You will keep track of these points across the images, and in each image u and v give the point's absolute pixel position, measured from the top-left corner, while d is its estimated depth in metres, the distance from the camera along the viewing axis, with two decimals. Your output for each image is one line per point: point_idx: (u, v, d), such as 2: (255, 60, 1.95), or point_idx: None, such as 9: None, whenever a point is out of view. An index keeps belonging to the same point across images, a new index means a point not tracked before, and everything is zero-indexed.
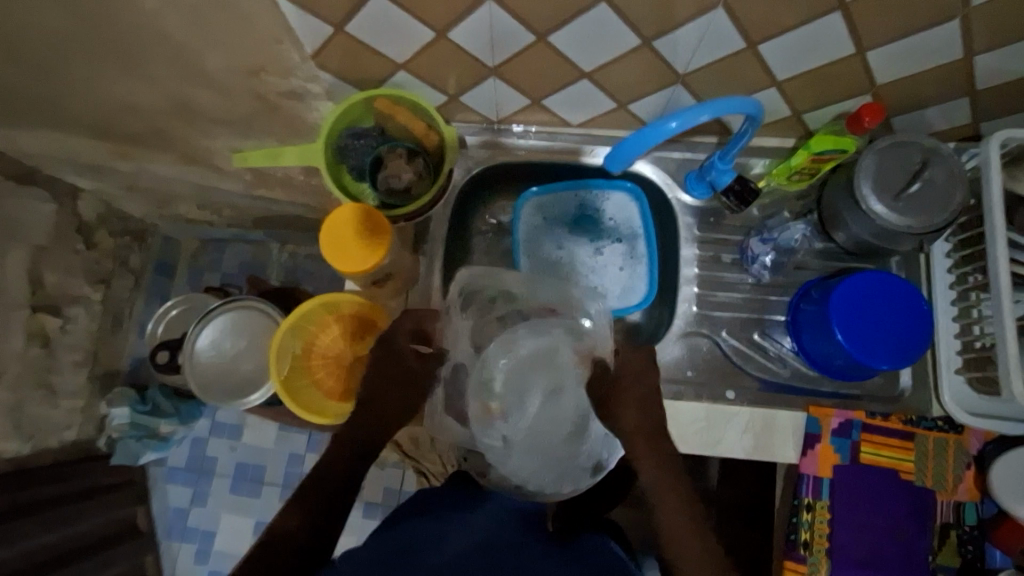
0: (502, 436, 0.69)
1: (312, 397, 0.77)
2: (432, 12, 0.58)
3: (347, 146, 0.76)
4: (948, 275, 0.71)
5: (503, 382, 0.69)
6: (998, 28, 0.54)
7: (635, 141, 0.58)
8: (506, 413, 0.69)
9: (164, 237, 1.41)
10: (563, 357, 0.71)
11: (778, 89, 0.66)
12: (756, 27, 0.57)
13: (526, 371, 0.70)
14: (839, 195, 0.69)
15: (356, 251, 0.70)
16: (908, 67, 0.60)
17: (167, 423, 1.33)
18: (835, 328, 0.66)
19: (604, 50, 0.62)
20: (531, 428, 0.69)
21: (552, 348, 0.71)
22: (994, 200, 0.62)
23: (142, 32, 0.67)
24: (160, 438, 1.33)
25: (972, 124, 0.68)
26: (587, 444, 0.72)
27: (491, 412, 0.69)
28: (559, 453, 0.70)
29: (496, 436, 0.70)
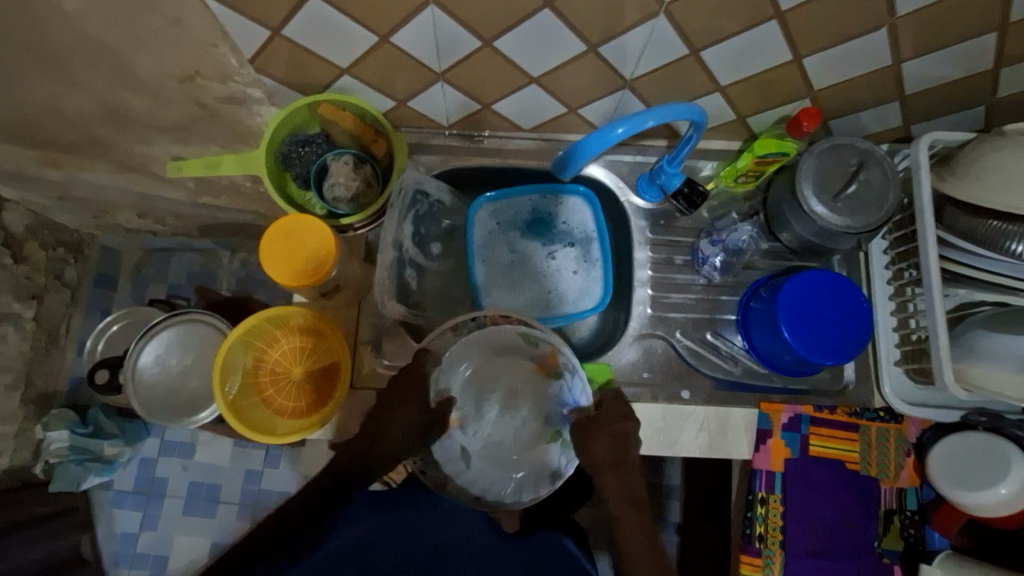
0: (460, 447, 0.70)
1: (261, 417, 0.71)
2: (372, 17, 0.56)
3: (291, 154, 0.74)
4: (886, 271, 0.74)
5: (461, 394, 0.71)
6: (920, 38, 0.57)
7: (587, 146, 0.58)
8: (464, 422, 0.70)
9: (103, 247, 1.34)
10: (520, 365, 0.72)
11: (723, 94, 0.67)
12: (698, 34, 0.58)
13: (485, 383, 0.71)
14: (781, 197, 0.71)
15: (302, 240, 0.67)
16: (842, 73, 0.62)
17: (111, 444, 1.26)
18: (782, 326, 0.68)
19: (551, 56, 0.61)
20: (489, 438, 0.70)
21: (508, 358, 0.72)
22: (925, 200, 0.65)
23: (63, 35, 0.63)
24: (103, 461, 1.26)
25: (903, 126, 0.71)
26: (545, 453, 0.70)
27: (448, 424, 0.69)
28: (517, 463, 0.69)
29: (452, 446, 0.70)
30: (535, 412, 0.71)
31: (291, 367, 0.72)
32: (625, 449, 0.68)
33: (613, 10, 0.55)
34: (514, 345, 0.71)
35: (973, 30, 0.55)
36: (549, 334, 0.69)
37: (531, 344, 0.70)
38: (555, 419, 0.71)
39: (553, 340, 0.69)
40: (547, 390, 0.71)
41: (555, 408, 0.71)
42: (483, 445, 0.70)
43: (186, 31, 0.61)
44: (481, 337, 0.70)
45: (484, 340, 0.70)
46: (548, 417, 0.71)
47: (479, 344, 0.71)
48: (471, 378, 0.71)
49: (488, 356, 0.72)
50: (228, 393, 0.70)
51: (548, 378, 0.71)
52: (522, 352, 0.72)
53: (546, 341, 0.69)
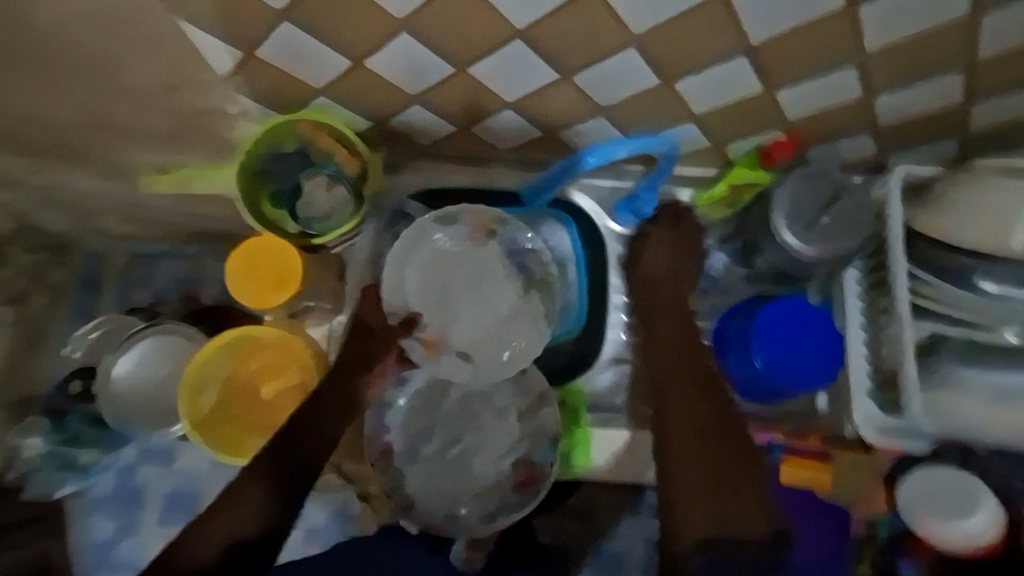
0: (456, 355, 0.70)
1: (229, 439, 0.70)
2: (347, 42, 0.57)
3: (265, 171, 0.71)
4: (860, 299, 0.73)
5: (431, 314, 0.70)
6: (891, 73, 0.57)
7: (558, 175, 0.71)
8: (443, 330, 0.70)
9: (88, 251, 1.23)
10: (471, 258, 0.72)
11: (699, 122, 0.67)
12: (672, 65, 0.58)
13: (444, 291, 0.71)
14: (755, 223, 0.71)
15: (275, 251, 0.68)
16: (816, 105, 0.62)
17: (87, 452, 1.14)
18: (756, 355, 0.69)
19: (526, 82, 0.62)
20: (485, 331, 0.70)
21: (452, 257, 0.72)
22: (897, 231, 0.64)
23: (28, 56, 0.60)
24: (78, 469, 1.14)
25: (877, 156, 0.71)
26: (505, 473, 0.69)
27: (434, 337, 0.70)
28: (507, 338, 0.71)
29: (450, 358, 0.70)
30: (498, 424, 0.71)
31: (263, 387, 0.71)
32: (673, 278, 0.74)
33: (585, 39, 0.55)
34: (449, 238, 0.72)
35: (942, 67, 0.56)
36: (460, 209, 0.74)
37: (454, 223, 0.73)
38: (533, 283, 0.73)
39: (466, 209, 0.73)
40: (493, 252, 0.73)
41: (522, 426, 0.71)
42: (480, 344, 0.70)
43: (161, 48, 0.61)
44: (409, 253, 0.71)
45: (413, 254, 0.71)
46: (509, 428, 0.71)
47: (414, 253, 0.71)
48: (426, 295, 0.70)
49: (433, 275, 0.71)
50: (203, 404, 0.69)
51: (484, 241, 0.73)
52: (461, 243, 0.73)
53: (464, 211, 0.73)
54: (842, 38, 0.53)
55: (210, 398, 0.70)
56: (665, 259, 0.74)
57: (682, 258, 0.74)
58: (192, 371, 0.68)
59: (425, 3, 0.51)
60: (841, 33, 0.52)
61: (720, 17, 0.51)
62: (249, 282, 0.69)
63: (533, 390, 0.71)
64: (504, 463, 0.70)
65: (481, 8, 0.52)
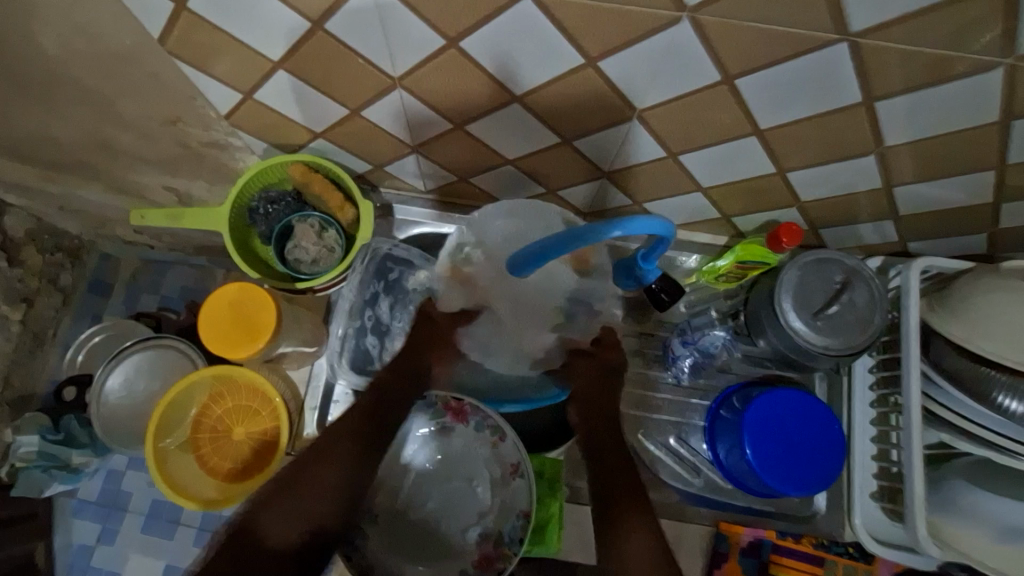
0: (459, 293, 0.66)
1: (182, 470, 0.70)
2: (344, 92, 0.57)
3: (258, 211, 0.71)
4: (869, 393, 0.68)
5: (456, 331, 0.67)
6: (913, 167, 0.53)
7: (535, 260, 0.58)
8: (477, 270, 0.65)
9: (103, 255, 1.18)
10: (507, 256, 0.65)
11: (705, 195, 0.64)
12: (676, 141, 0.55)
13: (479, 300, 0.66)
14: (760, 301, 0.67)
15: (247, 299, 0.68)
16: (829, 189, 0.59)
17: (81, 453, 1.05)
18: (746, 442, 0.64)
19: (525, 143, 0.60)
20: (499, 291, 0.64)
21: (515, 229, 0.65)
22: (910, 328, 0.61)
23: (44, 74, 0.62)
24: (70, 469, 1.05)
25: (900, 241, 0.66)
26: (470, 546, 0.67)
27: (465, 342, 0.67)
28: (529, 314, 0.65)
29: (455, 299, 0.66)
30: (469, 491, 0.69)
31: (233, 426, 0.72)
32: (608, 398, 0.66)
33: (583, 110, 0.53)
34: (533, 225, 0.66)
35: (972, 168, 0.51)
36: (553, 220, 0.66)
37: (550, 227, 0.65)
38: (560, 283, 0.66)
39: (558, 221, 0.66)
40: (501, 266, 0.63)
41: (494, 497, 0.68)
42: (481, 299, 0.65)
43: (165, 83, 0.61)
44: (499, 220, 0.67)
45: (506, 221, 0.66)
46: (481, 497, 0.69)
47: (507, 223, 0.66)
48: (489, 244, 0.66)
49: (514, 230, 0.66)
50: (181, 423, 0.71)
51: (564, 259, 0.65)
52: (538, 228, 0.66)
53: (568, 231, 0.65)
54: (858, 131, 0.49)
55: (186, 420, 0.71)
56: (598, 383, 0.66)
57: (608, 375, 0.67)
58: (170, 395, 0.69)
59: (419, 65, 0.51)
60: (858, 126, 0.49)
61: (729, 101, 0.48)
62: (217, 331, 0.68)
63: (507, 460, 0.68)
64: (471, 535, 0.68)
65: (478, 70, 0.50)
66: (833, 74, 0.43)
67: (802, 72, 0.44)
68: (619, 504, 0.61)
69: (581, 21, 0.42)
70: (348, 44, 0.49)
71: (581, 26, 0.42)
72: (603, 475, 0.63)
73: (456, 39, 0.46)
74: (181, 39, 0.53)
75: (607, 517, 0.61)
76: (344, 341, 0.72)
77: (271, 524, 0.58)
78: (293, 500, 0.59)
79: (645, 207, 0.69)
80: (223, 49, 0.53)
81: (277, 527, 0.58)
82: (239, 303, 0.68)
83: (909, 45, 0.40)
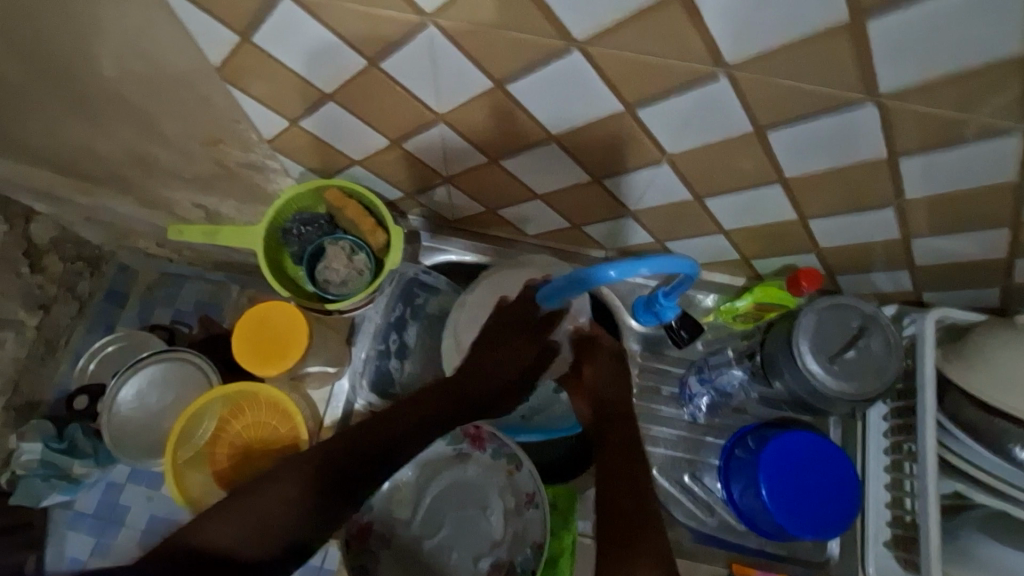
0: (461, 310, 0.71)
1: (200, 487, 0.72)
2: (386, 123, 0.59)
3: (291, 231, 0.74)
4: (883, 439, 0.69)
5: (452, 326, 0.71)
6: (930, 221, 0.55)
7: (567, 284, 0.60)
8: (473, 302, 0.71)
9: (121, 266, 1.20)
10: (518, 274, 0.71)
11: (726, 237, 0.66)
12: (703, 186, 0.58)
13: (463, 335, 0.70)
14: (777, 342, 0.68)
15: (276, 313, 0.72)
16: (848, 238, 0.61)
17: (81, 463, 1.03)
18: (761, 482, 0.65)
19: (556, 180, 0.62)
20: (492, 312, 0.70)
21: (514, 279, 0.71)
22: (926, 378, 0.62)
23: (99, 93, 0.65)
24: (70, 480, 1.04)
25: (914, 290, 0.68)
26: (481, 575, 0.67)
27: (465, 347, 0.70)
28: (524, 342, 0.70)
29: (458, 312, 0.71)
30: (481, 520, 0.69)
31: (251, 442, 0.73)
32: (626, 397, 0.65)
33: (615, 151, 0.55)
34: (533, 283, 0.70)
35: (987, 226, 0.53)
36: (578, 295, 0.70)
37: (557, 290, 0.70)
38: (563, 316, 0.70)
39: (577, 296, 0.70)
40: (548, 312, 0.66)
41: (506, 526, 0.68)
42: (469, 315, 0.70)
43: (214, 107, 0.64)
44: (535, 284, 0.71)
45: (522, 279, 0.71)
46: (493, 526, 0.68)
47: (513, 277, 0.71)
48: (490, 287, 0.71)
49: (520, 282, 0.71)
50: (199, 435, 0.73)
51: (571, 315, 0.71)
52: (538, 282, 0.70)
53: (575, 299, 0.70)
54: (879, 184, 0.51)
55: (204, 432, 0.73)
56: (612, 381, 0.66)
57: (623, 374, 0.67)
58: (186, 415, 0.73)
59: (462, 102, 0.53)
60: (879, 179, 0.51)
61: (757, 151, 0.50)
62: (247, 340, 0.72)
63: (522, 489, 0.69)
64: (482, 565, 0.67)
65: (518, 110, 0.52)
66: (859, 130, 0.46)
67: (827, 127, 0.46)
68: (612, 492, 0.55)
69: (621, 68, 0.44)
70: (396, 81, 0.52)
71: (621, 75, 0.45)
72: (604, 463, 0.58)
73: (501, 80, 0.49)
74: (237, 66, 0.56)
75: (612, 545, 0.50)
76: (366, 363, 0.73)
77: (240, 527, 0.51)
78: (253, 512, 0.52)
79: (666, 245, 0.71)
80: (278, 78, 0.56)
81: (241, 529, 0.51)
82: (267, 319, 0.72)
83: (932, 108, 0.42)
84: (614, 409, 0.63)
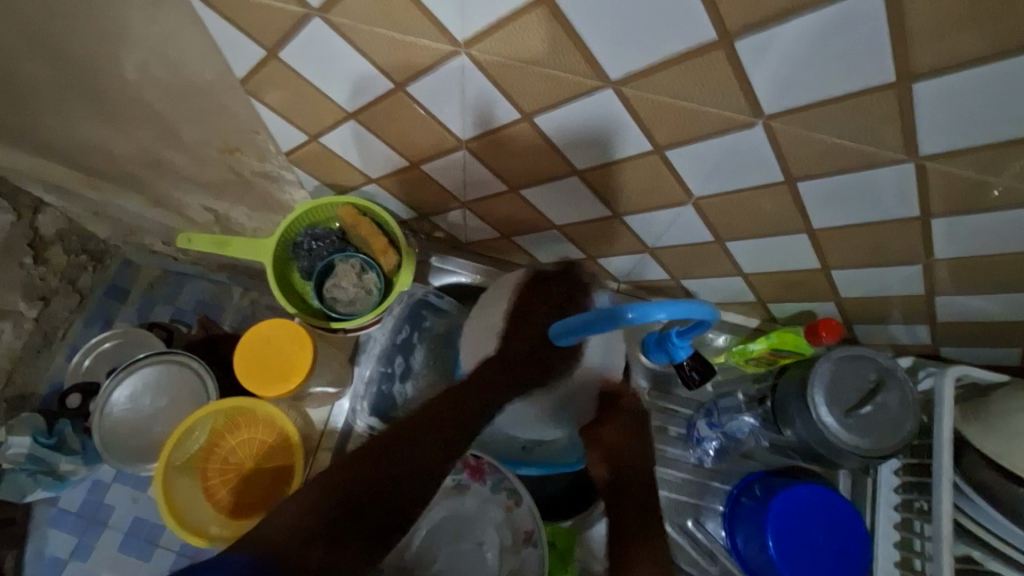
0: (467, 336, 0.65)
1: (186, 501, 0.70)
2: (408, 144, 0.59)
3: (302, 246, 0.73)
4: (893, 495, 0.67)
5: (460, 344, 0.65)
6: (959, 281, 0.53)
7: (590, 324, 0.54)
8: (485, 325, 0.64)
9: (125, 262, 1.17)
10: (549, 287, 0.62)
11: (744, 280, 0.65)
12: (725, 229, 0.56)
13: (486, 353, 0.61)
14: (789, 390, 0.66)
15: (273, 330, 0.69)
16: (871, 290, 0.59)
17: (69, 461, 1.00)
18: (767, 536, 0.63)
19: (575, 212, 0.61)
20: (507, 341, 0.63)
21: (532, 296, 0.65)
22: (942, 438, 0.60)
23: (118, 94, 0.64)
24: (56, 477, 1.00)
25: (932, 345, 0.66)
26: None
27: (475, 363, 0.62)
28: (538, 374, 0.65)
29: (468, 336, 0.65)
30: (477, 555, 0.67)
31: (245, 460, 0.71)
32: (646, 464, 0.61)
33: (638, 189, 0.54)
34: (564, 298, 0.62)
35: (1015, 289, 0.52)
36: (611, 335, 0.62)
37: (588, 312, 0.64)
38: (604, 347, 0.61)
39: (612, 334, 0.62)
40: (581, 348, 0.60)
41: (501, 564, 0.66)
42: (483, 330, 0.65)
43: (235, 117, 0.63)
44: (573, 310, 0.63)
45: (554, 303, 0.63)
46: (490, 564, 0.66)
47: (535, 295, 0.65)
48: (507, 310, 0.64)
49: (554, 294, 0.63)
50: (194, 445, 0.71)
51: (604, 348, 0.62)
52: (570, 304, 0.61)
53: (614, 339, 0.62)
54: (908, 243, 0.50)
55: (200, 443, 0.71)
56: (635, 444, 0.62)
57: (642, 434, 0.62)
58: (181, 426, 0.71)
59: (485, 131, 0.52)
60: (906, 237, 0.49)
61: (785, 199, 0.49)
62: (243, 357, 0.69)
63: (520, 527, 0.66)
64: None
65: (543, 142, 0.51)
66: (894, 188, 0.44)
67: (861, 182, 0.45)
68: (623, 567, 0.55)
69: (654, 110, 0.43)
70: (422, 105, 0.52)
71: (654, 116, 0.44)
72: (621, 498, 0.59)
73: (531, 113, 0.48)
74: (261, 80, 0.55)
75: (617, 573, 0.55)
76: (368, 384, 0.72)
77: (300, 522, 0.46)
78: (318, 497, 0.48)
79: (681, 282, 0.69)
80: (301, 94, 0.56)
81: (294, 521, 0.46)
82: (262, 340, 0.69)
83: (972, 173, 0.41)
84: (640, 479, 0.60)
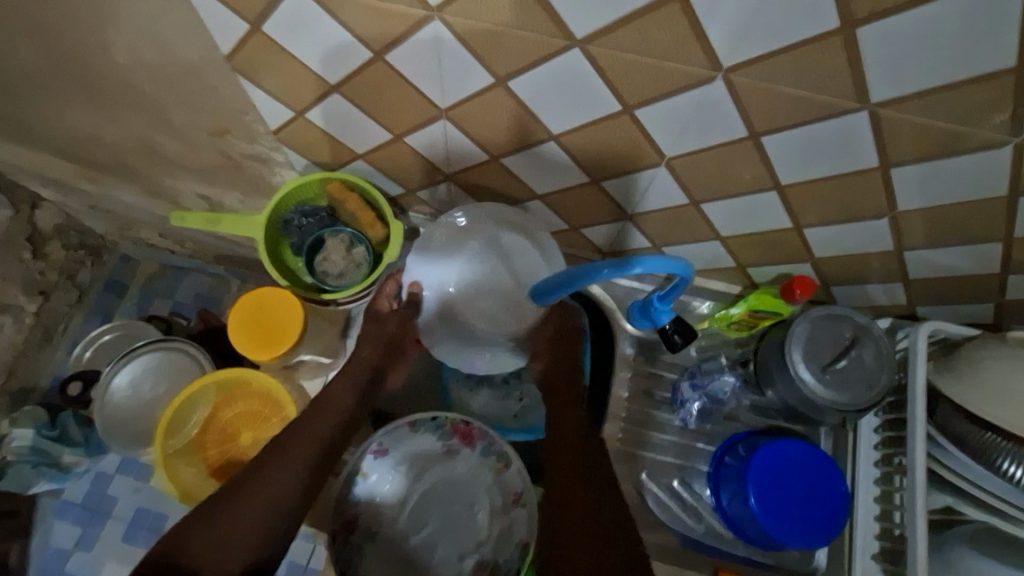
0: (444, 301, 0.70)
1: (193, 479, 0.73)
2: (392, 118, 0.61)
3: (292, 223, 0.76)
4: (873, 451, 0.68)
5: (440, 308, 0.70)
6: (927, 233, 0.55)
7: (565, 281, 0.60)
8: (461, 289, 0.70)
9: (122, 256, 1.19)
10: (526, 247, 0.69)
11: (722, 244, 0.67)
12: (699, 190, 0.58)
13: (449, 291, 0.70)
14: (770, 351, 0.68)
15: (272, 297, 0.72)
16: (843, 247, 0.61)
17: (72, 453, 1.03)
18: (750, 491, 0.65)
19: (556, 180, 0.63)
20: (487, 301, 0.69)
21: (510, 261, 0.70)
22: (916, 390, 0.62)
23: (109, 79, 0.66)
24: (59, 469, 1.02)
25: (908, 304, 0.67)
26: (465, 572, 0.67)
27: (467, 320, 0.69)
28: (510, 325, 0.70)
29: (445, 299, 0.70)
30: (468, 517, 0.69)
31: (239, 430, 0.74)
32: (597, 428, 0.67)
33: (613, 153, 0.56)
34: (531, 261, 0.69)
35: (979, 240, 0.53)
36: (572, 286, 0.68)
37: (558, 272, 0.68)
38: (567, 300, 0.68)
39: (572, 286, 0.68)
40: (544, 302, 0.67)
41: (492, 525, 0.68)
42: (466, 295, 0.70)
43: (223, 97, 0.65)
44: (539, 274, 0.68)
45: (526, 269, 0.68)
46: (480, 525, 0.69)
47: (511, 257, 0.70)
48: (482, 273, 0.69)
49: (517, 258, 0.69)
50: (188, 424, 0.74)
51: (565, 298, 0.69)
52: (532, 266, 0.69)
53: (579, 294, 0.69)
54: (874, 196, 0.52)
55: (194, 421, 0.74)
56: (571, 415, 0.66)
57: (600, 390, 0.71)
58: (173, 410, 0.73)
59: (464, 99, 0.54)
60: (871, 189, 0.51)
61: (754, 156, 0.51)
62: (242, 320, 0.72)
63: (510, 489, 0.69)
64: (467, 563, 0.68)
65: (520, 107, 0.53)
66: (854, 138, 0.46)
67: (824, 133, 0.46)
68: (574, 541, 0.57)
69: (621, 69, 0.45)
70: (403, 76, 0.54)
71: (622, 75, 0.46)
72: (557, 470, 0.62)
73: (506, 78, 0.50)
74: (247, 56, 0.57)
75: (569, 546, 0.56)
76: None
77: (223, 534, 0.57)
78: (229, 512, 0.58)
79: (662, 249, 0.71)
80: (286, 69, 0.58)
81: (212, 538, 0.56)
82: (264, 307, 0.72)
83: (926, 119, 0.42)
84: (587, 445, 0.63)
